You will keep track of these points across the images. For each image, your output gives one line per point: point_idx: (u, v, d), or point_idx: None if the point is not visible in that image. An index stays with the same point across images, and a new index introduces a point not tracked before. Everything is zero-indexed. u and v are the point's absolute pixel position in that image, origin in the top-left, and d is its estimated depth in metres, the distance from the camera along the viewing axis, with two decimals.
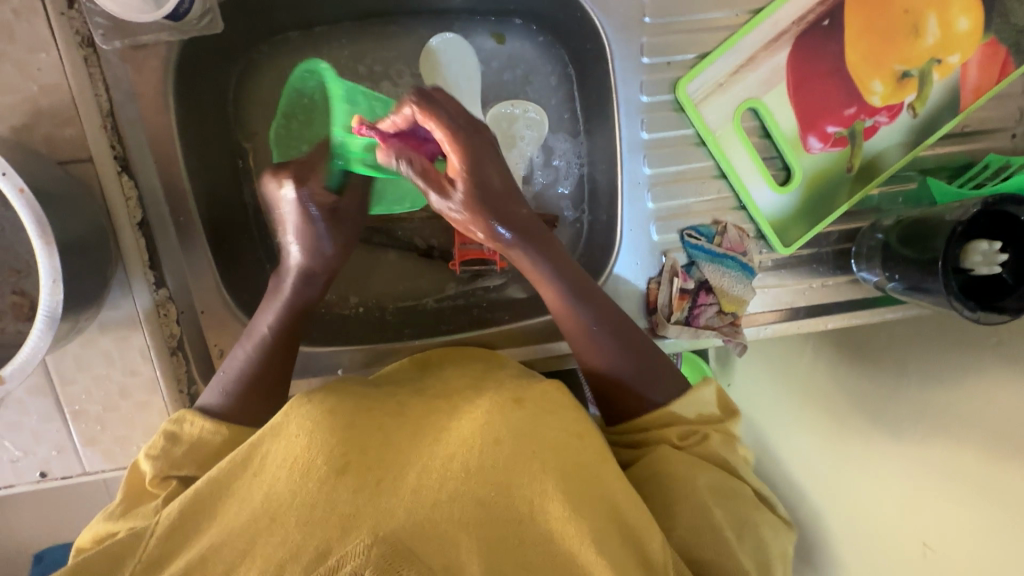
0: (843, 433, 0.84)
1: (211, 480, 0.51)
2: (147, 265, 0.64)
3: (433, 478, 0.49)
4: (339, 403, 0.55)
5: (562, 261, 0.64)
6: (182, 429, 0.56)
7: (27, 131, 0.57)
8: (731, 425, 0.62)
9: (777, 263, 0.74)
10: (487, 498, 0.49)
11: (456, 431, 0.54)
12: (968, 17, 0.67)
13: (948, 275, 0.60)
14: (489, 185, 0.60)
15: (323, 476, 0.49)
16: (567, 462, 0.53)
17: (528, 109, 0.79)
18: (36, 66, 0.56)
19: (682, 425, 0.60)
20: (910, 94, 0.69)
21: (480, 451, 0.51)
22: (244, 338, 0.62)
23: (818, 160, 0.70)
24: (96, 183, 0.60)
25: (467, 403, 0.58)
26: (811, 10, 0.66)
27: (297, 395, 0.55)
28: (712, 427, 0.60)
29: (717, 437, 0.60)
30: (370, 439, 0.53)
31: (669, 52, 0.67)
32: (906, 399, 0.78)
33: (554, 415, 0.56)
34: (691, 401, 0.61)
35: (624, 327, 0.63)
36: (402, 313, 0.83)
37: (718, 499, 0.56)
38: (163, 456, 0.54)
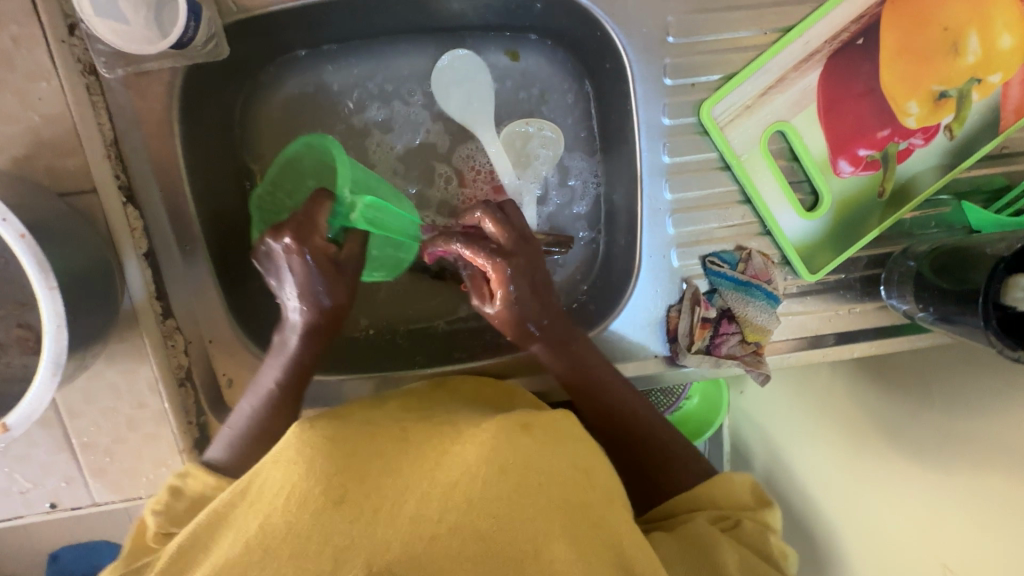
0: (862, 453, 0.82)
1: (210, 512, 0.46)
2: (155, 296, 0.62)
3: (433, 506, 0.44)
4: (342, 430, 0.51)
5: (574, 344, 0.65)
6: (185, 484, 0.54)
7: (28, 163, 0.55)
8: (768, 516, 0.57)
9: (802, 290, 0.72)
10: (489, 535, 0.44)
11: (458, 453, 0.48)
12: (1013, 34, 0.63)
13: (987, 311, 0.57)
14: (525, 295, 0.61)
15: (318, 506, 0.44)
16: (578, 502, 0.48)
17: (543, 127, 0.76)
18: (36, 96, 0.54)
19: (714, 510, 0.58)
20: (946, 115, 0.65)
21: (485, 480, 0.46)
22: (249, 392, 0.61)
23: (848, 184, 0.67)
24: (99, 214, 0.58)
25: (472, 426, 0.52)
26: (844, 28, 0.62)
27: (301, 420, 0.51)
28: (743, 514, 0.57)
29: (751, 524, 0.56)
30: (372, 464, 0.48)
31: (693, 73, 0.63)
32: (921, 425, 0.76)
33: (564, 444, 0.51)
34: (723, 485, 0.59)
35: (609, 393, 0.64)
36: (413, 336, 0.81)
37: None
38: (165, 511, 0.53)
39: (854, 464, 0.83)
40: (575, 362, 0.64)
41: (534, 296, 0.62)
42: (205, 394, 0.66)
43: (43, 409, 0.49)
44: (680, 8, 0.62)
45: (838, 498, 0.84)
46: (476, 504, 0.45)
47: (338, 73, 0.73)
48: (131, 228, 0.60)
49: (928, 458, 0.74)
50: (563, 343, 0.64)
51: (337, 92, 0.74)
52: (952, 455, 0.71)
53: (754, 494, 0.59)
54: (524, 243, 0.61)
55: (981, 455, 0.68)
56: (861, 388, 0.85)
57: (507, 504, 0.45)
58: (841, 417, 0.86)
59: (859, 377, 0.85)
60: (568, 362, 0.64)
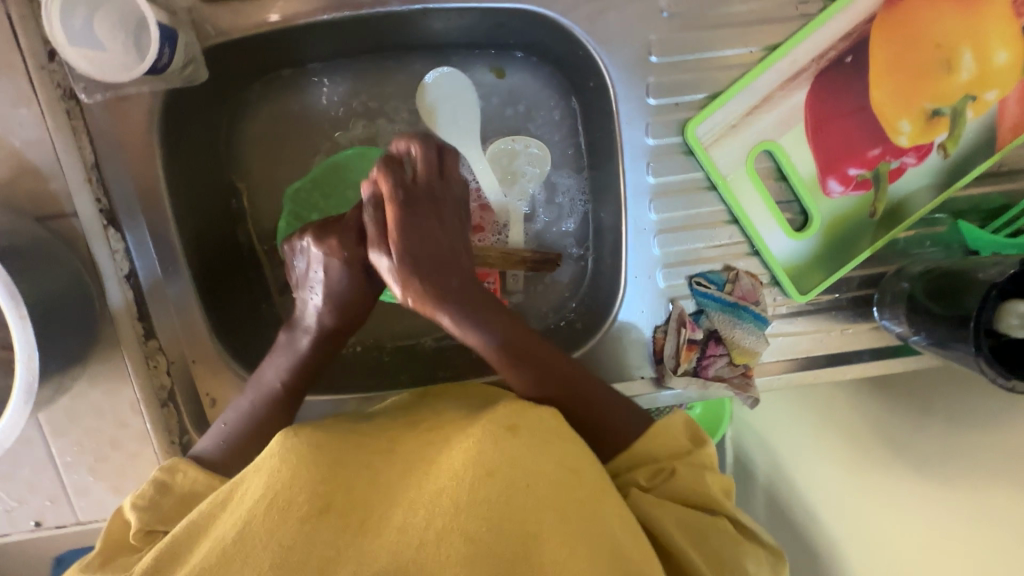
0: (864, 466, 0.80)
1: (189, 524, 0.47)
2: (135, 317, 0.62)
3: (419, 511, 0.45)
4: (327, 437, 0.51)
5: (531, 345, 0.58)
6: (173, 479, 0.52)
7: (10, 188, 0.56)
8: (703, 454, 0.56)
9: (791, 310, 0.70)
10: (477, 536, 0.43)
11: (445, 461, 0.49)
12: (1008, 50, 0.61)
13: (977, 337, 0.55)
14: (425, 239, 0.56)
15: (303, 514, 0.44)
16: (570, 500, 0.47)
17: (529, 145, 0.75)
18: (17, 121, 0.55)
19: (650, 462, 0.56)
20: (941, 132, 0.64)
21: (467, 482, 0.46)
22: (250, 387, 0.60)
23: (838, 205, 0.66)
24: (80, 237, 0.59)
25: (461, 433, 0.52)
26: (832, 46, 0.61)
27: (283, 429, 0.51)
28: (678, 461, 0.56)
29: (685, 472, 0.55)
30: (358, 475, 0.48)
31: (677, 92, 0.62)
32: (926, 441, 0.74)
33: (553, 443, 0.50)
34: (656, 438, 0.56)
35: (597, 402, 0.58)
36: (400, 352, 0.81)
37: (689, 541, 0.51)
38: (152, 509, 0.51)
39: (857, 476, 0.81)
40: (543, 373, 0.57)
41: (429, 245, 0.56)
42: (188, 416, 0.66)
43: (16, 434, 0.50)
44: (662, 26, 0.61)
45: (843, 514, 0.82)
46: (461, 506, 0.44)
47: (323, 91, 0.73)
48: (112, 251, 0.60)
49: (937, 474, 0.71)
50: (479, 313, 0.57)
51: (323, 110, 0.74)
52: (956, 469, 0.70)
53: (689, 434, 0.57)
54: (440, 179, 0.60)
55: (983, 468, 0.66)
56: (864, 403, 0.82)
57: (495, 504, 0.45)
58: (846, 432, 0.83)
59: (862, 391, 0.83)
60: (532, 369, 0.57)
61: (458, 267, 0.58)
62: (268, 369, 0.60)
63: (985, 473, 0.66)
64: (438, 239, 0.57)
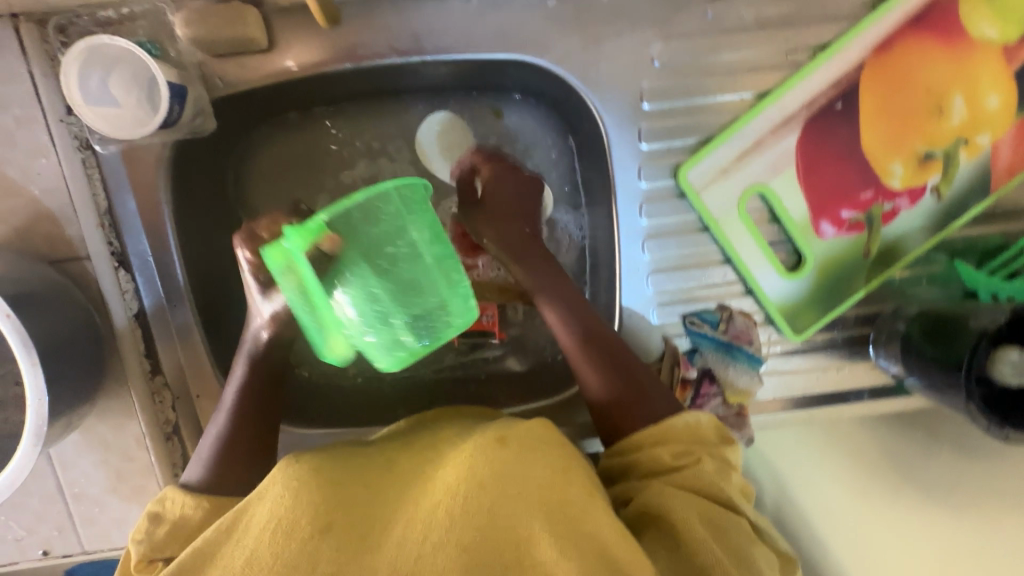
0: (873, 489, 0.76)
1: (195, 551, 0.47)
2: (143, 353, 0.65)
3: (418, 528, 0.45)
4: (326, 460, 0.52)
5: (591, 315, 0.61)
6: (164, 509, 0.52)
7: (29, 233, 0.60)
8: (728, 451, 0.54)
9: (786, 349, 0.70)
10: (474, 548, 0.44)
11: (436, 480, 0.49)
12: (1000, 94, 0.62)
13: (970, 384, 0.56)
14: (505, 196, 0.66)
15: (304, 535, 0.45)
16: (561, 504, 0.47)
17: (532, 180, 0.76)
18: (36, 170, 0.58)
19: (679, 445, 0.53)
20: (933, 176, 0.64)
21: (458, 499, 0.46)
22: (214, 414, 0.59)
23: (831, 245, 0.66)
24: (91, 277, 0.62)
25: (452, 450, 0.52)
26: (821, 93, 0.61)
27: (286, 456, 0.52)
28: (705, 451, 0.53)
29: (711, 464, 0.52)
30: (354, 494, 0.49)
31: (668, 137, 0.63)
32: (936, 466, 0.74)
33: (542, 452, 0.50)
34: (689, 420, 0.54)
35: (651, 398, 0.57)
36: (399, 386, 0.79)
37: (705, 530, 0.48)
38: (146, 539, 0.51)
39: (868, 499, 0.76)
40: (602, 342, 0.59)
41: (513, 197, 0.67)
42: (190, 447, 0.68)
43: (25, 475, 0.52)
44: (654, 75, 0.62)
45: (857, 537, 0.74)
46: (456, 516, 0.45)
47: (325, 132, 0.75)
48: (121, 291, 0.63)
49: (951, 502, 0.71)
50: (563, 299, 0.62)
51: (325, 151, 0.76)
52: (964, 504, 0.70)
53: (719, 432, 0.55)
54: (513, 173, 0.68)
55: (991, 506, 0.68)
56: (872, 424, 0.80)
57: (490, 515, 0.46)
58: (853, 453, 0.79)
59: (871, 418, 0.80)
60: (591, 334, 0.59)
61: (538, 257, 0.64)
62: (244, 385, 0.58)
63: (1002, 505, 0.67)
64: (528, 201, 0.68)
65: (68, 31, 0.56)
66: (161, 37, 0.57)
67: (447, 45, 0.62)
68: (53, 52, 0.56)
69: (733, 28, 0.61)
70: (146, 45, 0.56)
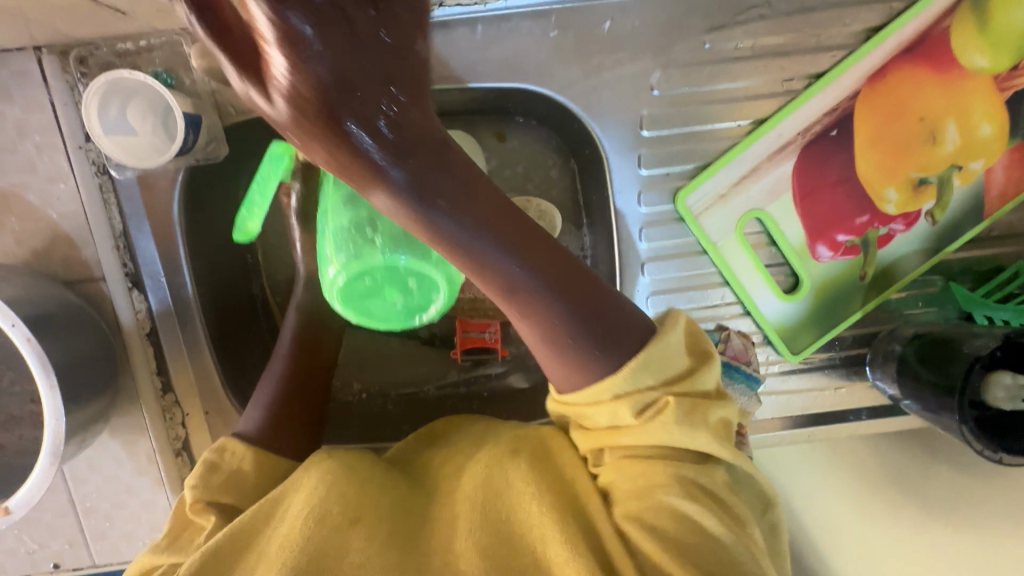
0: (880, 508, 0.76)
1: (233, 531, 0.49)
2: (155, 371, 0.67)
3: (446, 537, 0.50)
4: (358, 459, 0.56)
5: (532, 246, 0.43)
6: (222, 459, 0.55)
7: (47, 255, 0.62)
8: (703, 374, 0.48)
9: (783, 369, 0.71)
10: (492, 548, 0.48)
11: (459, 491, 0.54)
12: (991, 122, 0.63)
13: (963, 407, 0.58)
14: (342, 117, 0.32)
15: (336, 523, 0.49)
16: (573, 500, 0.50)
17: (542, 204, 0.70)
18: (56, 196, 0.60)
19: (645, 391, 0.46)
20: (927, 201, 0.66)
21: (478, 506, 0.51)
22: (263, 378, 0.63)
23: (827, 269, 0.68)
24: (105, 297, 0.64)
25: (469, 458, 0.56)
26: (817, 121, 0.63)
27: (320, 451, 0.56)
28: (673, 390, 0.47)
29: (681, 409, 0.46)
30: (383, 495, 0.53)
31: (668, 163, 0.65)
32: (936, 480, 0.75)
33: (553, 459, 0.54)
34: (654, 357, 0.46)
35: (616, 334, 0.46)
36: (404, 403, 0.81)
37: (671, 521, 0.45)
38: (202, 484, 0.53)
39: (874, 518, 0.76)
40: (551, 287, 0.44)
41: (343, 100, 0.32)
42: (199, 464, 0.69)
43: (41, 494, 0.54)
44: (653, 102, 0.63)
45: (860, 556, 0.75)
46: (477, 522, 0.50)
47: None
48: (135, 311, 0.65)
49: (953, 514, 0.74)
50: (504, 245, 0.41)
51: None
52: (957, 524, 0.74)
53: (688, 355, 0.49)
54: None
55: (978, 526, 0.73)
56: (874, 437, 0.76)
57: (507, 517, 0.50)
58: (853, 467, 0.77)
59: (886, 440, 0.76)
60: (534, 279, 0.43)
61: (438, 167, 0.37)
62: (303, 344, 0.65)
63: (985, 524, 0.73)
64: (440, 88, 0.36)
65: (88, 62, 0.58)
66: (176, 67, 0.59)
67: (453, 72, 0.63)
68: (72, 81, 0.58)
69: (731, 58, 0.62)
70: (162, 75, 0.58)
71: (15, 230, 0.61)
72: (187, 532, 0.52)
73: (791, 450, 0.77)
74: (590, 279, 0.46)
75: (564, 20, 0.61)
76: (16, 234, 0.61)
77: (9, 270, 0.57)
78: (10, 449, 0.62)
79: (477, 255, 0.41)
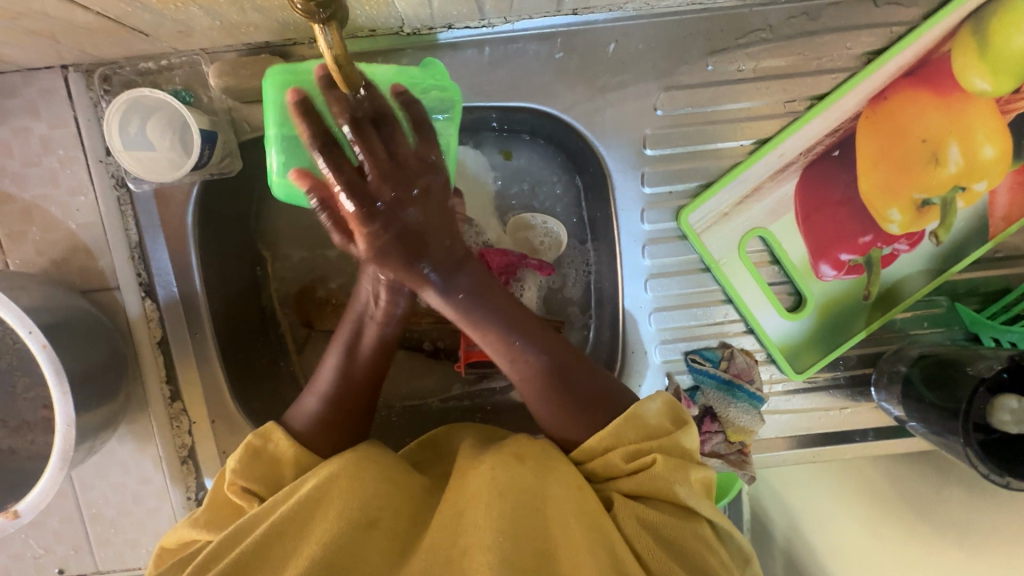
0: (888, 527, 0.73)
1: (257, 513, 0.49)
2: (164, 380, 0.68)
3: (454, 537, 0.48)
4: (384, 458, 0.55)
5: (535, 328, 0.56)
6: (267, 445, 0.54)
7: (65, 264, 0.63)
8: (684, 438, 0.52)
9: (787, 389, 0.71)
10: (507, 548, 0.45)
11: (463, 490, 0.52)
12: (994, 144, 0.64)
13: (968, 430, 0.58)
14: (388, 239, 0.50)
15: (357, 520, 0.48)
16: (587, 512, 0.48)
17: (548, 222, 0.73)
18: (75, 207, 0.62)
19: (630, 443, 0.51)
20: (931, 222, 0.66)
21: (489, 506, 0.48)
22: (310, 388, 0.59)
23: (830, 287, 0.68)
24: (117, 306, 0.66)
25: (472, 462, 0.55)
26: (819, 140, 0.64)
27: (367, 442, 0.56)
28: (659, 447, 0.51)
29: (668, 465, 0.49)
30: (403, 502, 0.52)
31: (671, 181, 0.66)
32: (949, 504, 0.72)
33: (556, 468, 0.52)
34: (633, 419, 0.52)
35: (616, 401, 0.55)
36: (407, 415, 0.81)
37: (658, 542, 0.47)
38: (241, 466, 0.53)
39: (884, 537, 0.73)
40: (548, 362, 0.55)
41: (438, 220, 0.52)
42: (204, 472, 0.69)
43: (49, 498, 0.55)
44: (656, 122, 0.64)
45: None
46: (485, 523, 0.47)
47: None
48: (148, 320, 0.67)
49: (966, 540, 0.69)
50: (493, 310, 0.55)
51: None
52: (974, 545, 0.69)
53: (672, 418, 0.53)
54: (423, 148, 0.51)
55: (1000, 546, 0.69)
56: (885, 458, 0.76)
57: (521, 528, 0.47)
58: (863, 485, 0.76)
59: (889, 462, 0.76)
60: (537, 354, 0.55)
61: (466, 272, 0.55)
62: (359, 349, 0.60)
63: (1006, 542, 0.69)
64: (441, 229, 0.52)
65: (111, 79, 0.61)
66: (195, 86, 0.62)
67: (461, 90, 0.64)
68: (96, 98, 0.61)
69: (734, 79, 0.63)
70: (181, 93, 0.61)
71: (35, 240, 0.62)
72: (228, 509, 0.53)
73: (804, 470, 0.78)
74: (587, 357, 0.57)
75: (570, 43, 0.63)
76: (36, 244, 0.63)
77: (29, 279, 0.59)
78: (22, 454, 0.63)
79: (467, 313, 0.55)
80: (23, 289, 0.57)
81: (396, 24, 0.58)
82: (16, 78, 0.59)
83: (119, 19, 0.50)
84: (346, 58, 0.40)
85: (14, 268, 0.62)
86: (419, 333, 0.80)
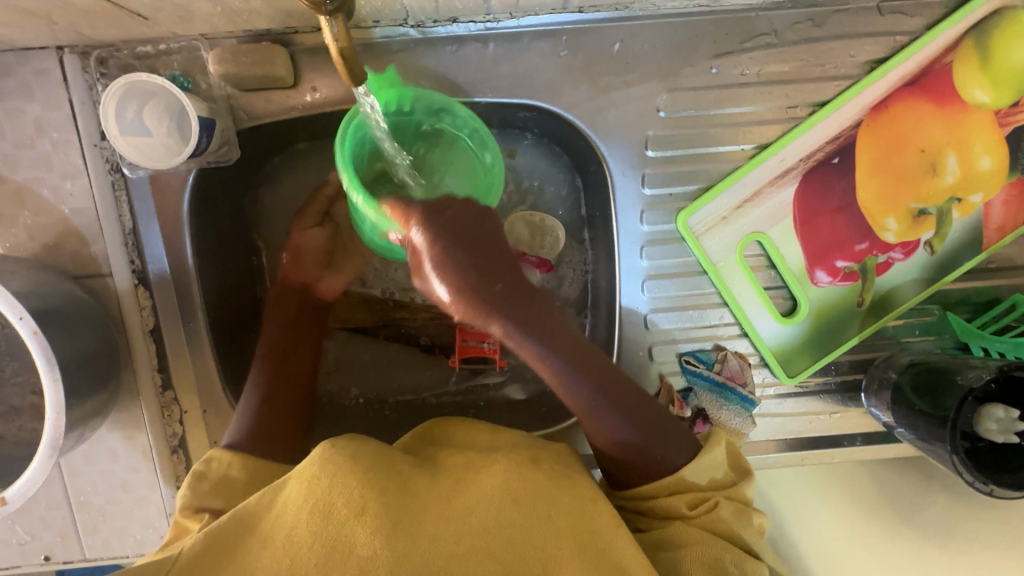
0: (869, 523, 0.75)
1: (236, 518, 0.49)
2: (155, 369, 0.67)
3: (456, 530, 0.48)
4: (361, 446, 0.53)
5: (592, 364, 0.56)
6: (209, 468, 0.57)
7: (56, 249, 0.62)
8: (746, 489, 0.54)
9: (779, 393, 0.72)
10: (504, 552, 0.47)
11: (475, 485, 0.52)
12: (991, 156, 0.64)
13: (955, 439, 0.59)
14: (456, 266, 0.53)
15: (341, 517, 0.47)
16: (589, 523, 0.50)
17: (546, 220, 0.73)
18: (68, 192, 0.62)
19: (694, 491, 0.53)
20: (926, 231, 0.67)
21: (501, 511, 0.49)
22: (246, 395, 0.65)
23: (825, 293, 0.68)
24: (109, 292, 0.65)
25: (483, 457, 0.55)
26: (820, 147, 0.64)
27: (335, 436, 0.54)
28: (722, 494, 0.53)
29: (729, 509, 0.52)
30: (389, 480, 0.51)
31: (672, 183, 0.66)
32: (931, 509, 0.74)
33: (575, 479, 0.54)
34: (703, 469, 0.54)
35: (663, 442, 0.55)
36: (401, 408, 0.79)
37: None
38: (192, 494, 0.55)
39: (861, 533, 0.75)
40: (614, 406, 0.55)
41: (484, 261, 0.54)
42: (194, 462, 0.69)
43: (38, 485, 0.54)
44: (659, 124, 0.64)
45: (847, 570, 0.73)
46: (487, 529, 0.48)
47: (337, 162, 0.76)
48: (140, 308, 0.66)
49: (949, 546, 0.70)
50: (540, 335, 0.55)
51: None
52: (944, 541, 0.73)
53: (732, 465, 0.56)
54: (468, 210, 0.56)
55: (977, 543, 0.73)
56: (874, 463, 0.76)
57: (516, 530, 0.48)
58: (847, 488, 0.76)
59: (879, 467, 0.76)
60: (587, 388, 0.55)
61: (524, 304, 0.55)
62: (297, 349, 0.69)
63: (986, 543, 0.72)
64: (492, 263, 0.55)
65: (107, 62, 0.60)
66: (194, 71, 0.61)
67: (464, 84, 0.63)
68: (91, 80, 0.60)
69: (737, 83, 0.63)
70: (179, 78, 0.60)
71: (27, 223, 0.61)
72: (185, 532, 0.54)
73: (793, 476, 0.76)
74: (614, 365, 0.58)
75: (574, 41, 0.62)
76: (28, 228, 0.62)
77: (20, 263, 0.58)
78: (9, 440, 0.62)
79: (526, 344, 0.55)
80: (14, 272, 0.56)
81: (400, 15, 0.58)
82: (9, 58, 0.58)
83: (118, 2, 0.49)
84: (353, 53, 0.41)
85: (5, 252, 0.61)
86: (416, 330, 0.81)
